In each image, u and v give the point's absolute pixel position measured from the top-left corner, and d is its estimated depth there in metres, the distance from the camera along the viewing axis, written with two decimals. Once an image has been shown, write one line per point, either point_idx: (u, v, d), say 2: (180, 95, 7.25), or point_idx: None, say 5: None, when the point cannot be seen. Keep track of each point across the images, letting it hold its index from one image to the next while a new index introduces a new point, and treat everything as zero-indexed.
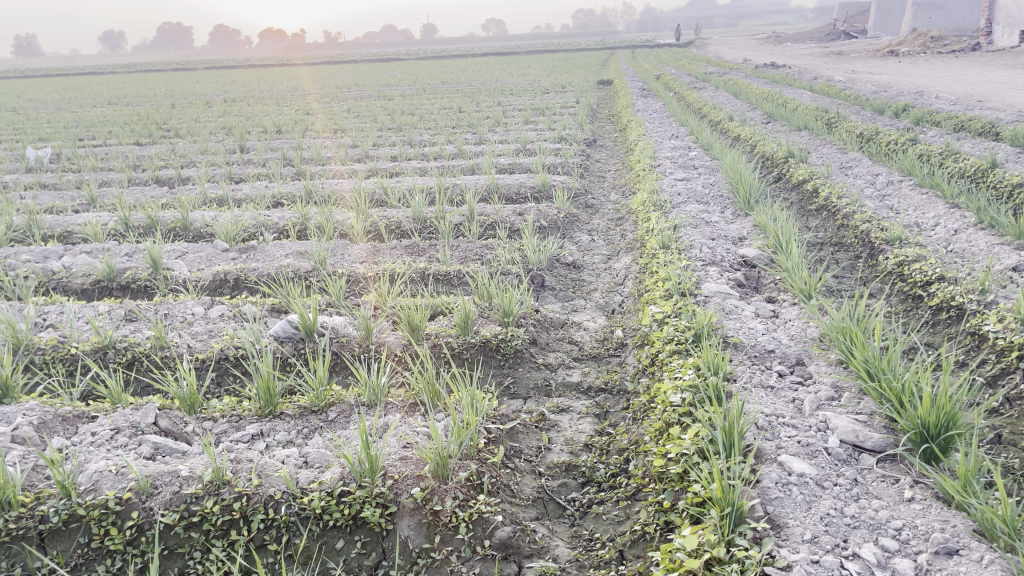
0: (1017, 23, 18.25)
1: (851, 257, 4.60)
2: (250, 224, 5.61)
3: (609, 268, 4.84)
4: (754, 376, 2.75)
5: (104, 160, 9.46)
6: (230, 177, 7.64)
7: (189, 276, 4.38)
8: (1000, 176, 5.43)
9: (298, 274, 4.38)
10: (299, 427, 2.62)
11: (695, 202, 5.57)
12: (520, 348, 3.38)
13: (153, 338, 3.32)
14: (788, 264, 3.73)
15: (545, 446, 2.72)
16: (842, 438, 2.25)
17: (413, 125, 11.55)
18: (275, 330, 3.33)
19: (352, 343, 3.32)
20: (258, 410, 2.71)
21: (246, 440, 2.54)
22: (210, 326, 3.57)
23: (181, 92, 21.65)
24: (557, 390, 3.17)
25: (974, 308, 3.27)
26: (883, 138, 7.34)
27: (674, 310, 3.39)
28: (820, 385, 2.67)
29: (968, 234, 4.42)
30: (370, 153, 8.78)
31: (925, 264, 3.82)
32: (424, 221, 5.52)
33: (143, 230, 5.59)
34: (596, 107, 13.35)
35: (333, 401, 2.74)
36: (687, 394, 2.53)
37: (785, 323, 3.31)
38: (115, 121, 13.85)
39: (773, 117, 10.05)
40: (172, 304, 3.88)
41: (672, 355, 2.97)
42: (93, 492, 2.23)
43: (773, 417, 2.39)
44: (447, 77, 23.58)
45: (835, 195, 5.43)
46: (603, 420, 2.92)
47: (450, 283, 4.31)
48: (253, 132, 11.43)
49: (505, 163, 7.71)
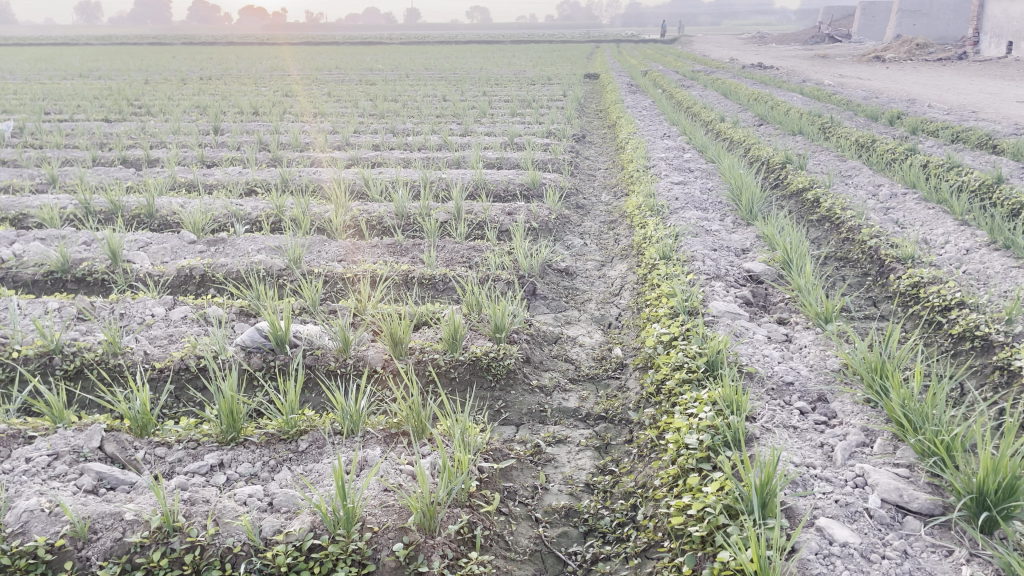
0: (1005, 35, 18.18)
1: (858, 274, 4.36)
2: (221, 212, 5.24)
3: (603, 276, 4.56)
4: (775, 415, 2.48)
5: (70, 136, 9.01)
6: (202, 160, 7.26)
7: (151, 271, 4.03)
8: (1007, 193, 5.19)
9: (270, 272, 4.04)
10: (265, 458, 2.30)
11: (693, 208, 5.30)
12: (513, 368, 3.08)
13: (106, 342, 2.98)
14: (800, 283, 3.47)
15: (542, 486, 2.44)
16: (884, 497, 1.99)
17: (395, 113, 11.19)
18: (241, 339, 3.01)
19: (327, 356, 3.00)
20: (218, 435, 2.39)
21: (203, 473, 2.22)
22: (171, 330, 3.24)
23: (155, 67, 21.15)
24: (553, 418, 2.89)
25: (1002, 340, 3.01)
26: (882, 146, 7.12)
27: (681, 332, 3.11)
28: (848, 428, 2.40)
29: (981, 254, 4.16)
30: (351, 141, 8.44)
31: (944, 287, 3.58)
32: (408, 217, 5.20)
33: (105, 216, 5.20)
34: (583, 102, 13.06)
35: (304, 428, 2.43)
36: (705, 436, 2.28)
37: (801, 351, 3.05)
38: (84, 95, 13.32)
39: (765, 119, 9.81)
40: (129, 302, 3.54)
41: (682, 384, 2.71)
42: (20, 536, 1.90)
43: (805, 469, 2.13)
44: (431, 64, 23.16)
45: (839, 206, 5.18)
46: (604, 455, 2.65)
47: (434, 287, 4.01)
48: (230, 113, 11.02)
49: (492, 157, 7.41)
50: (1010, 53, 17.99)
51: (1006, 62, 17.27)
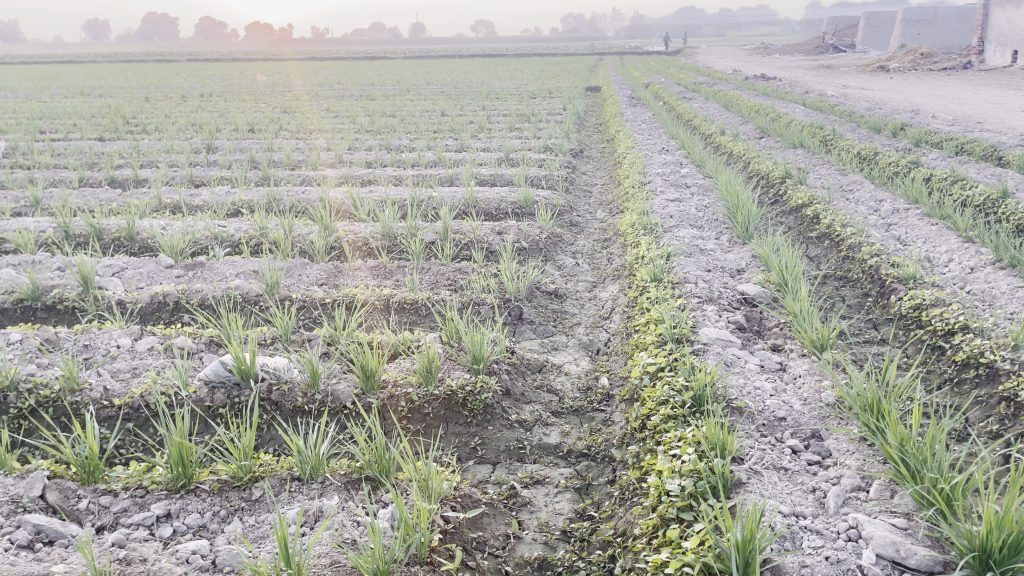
0: (1010, 44, 17.98)
1: (858, 295, 4.19)
2: (203, 234, 5.10)
3: (594, 298, 4.41)
4: (765, 455, 2.32)
5: (62, 156, 8.91)
6: (191, 180, 7.15)
7: (124, 298, 3.89)
8: (1013, 208, 5.02)
9: (245, 299, 3.90)
10: (215, 507, 2.15)
11: (688, 226, 5.15)
12: (491, 403, 2.92)
13: (63, 378, 2.84)
14: (795, 308, 3.30)
15: (514, 535, 2.28)
16: (879, 552, 1.82)
17: (392, 130, 11.11)
18: (204, 374, 2.85)
19: (294, 391, 2.85)
20: (168, 482, 2.24)
21: (148, 525, 2.07)
22: (135, 363, 3.09)
23: (159, 84, 21.23)
24: (532, 455, 2.73)
25: (1008, 367, 2.83)
26: (884, 159, 6.96)
27: (668, 363, 2.95)
28: (843, 470, 2.23)
29: (986, 273, 3.97)
30: (344, 158, 8.32)
31: (946, 309, 3.41)
32: (394, 238, 5.06)
33: (84, 239, 5.07)
34: (583, 116, 12.93)
35: (259, 474, 2.28)
36: (687, 482, 2.13)
37: (796, 382, 2.88)
38: (82, 114, 13.25)
39: (766, 131, 9.65)
40: (95, 333, 3.38)
41: (667, 421, 2.55)
42: None
43: (793, 520, 1.97)
44: (434, 78, 23.13)
45: (839, 222, 5.02)
46: (584, 497, 2.49)
47: (416, 313, 3.86)
48: (225, 130, 10.93)
49: (486, 175, 7.27)
50: (1015, 62, 17.81)
51: (1011, 71, 17.09)
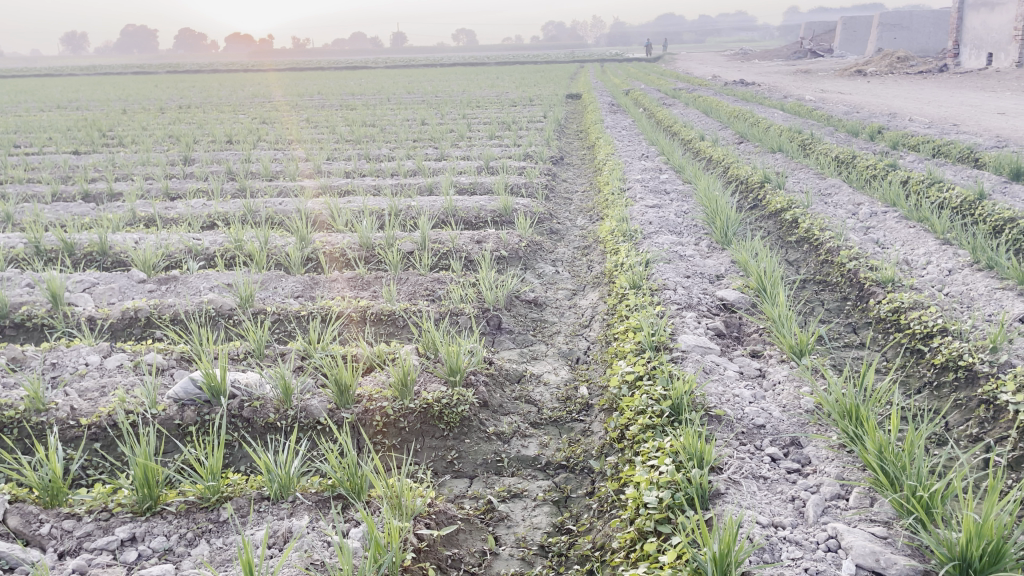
0: (985, 47, 18.18)
1: (837, 299, 4.17)
2: (177, 247, 5.02)
3: (573, 306, 4.37)
4: (744, 464, 2.29)
5: (35, 170, 8.79)
6: (167, 193, 7.06)
7: (94, 314, 3.82)
8: (990, 210, 5.03)
9: (219, 313, 3.84)
10: (182, 530, 2.09)
11: (667, 232, 5.13)
12: (468, 415, 2.88)
13: (28, 398, 2.77)
14: (773, 313, 3.28)
15: (491, 551, 2.23)
16: (858, 562, 1.78)
17: (371, 138, 11.05)
18: (174, 392, 2.79)
19: (266, 408, 2.79)
20: (134, 505, 2.18)
21: (112, 548, 2.00)
22: (104, 380, 3.02)
23: (137, 95, 21.13)
24: (510, 468, 2.69)
25: (986, 371, 2.81)
26: (862, 163, 6.99)
27: (647, 372, 2.92)
28: (822, 478, 2.20)
29: (964, 275, 3.95)
30: (323, 168, 8.25)
31: (925, 312, 3.40)
32: (371, 248, 5.00)
33: (55, 254, 4.97)
34: (563, 123, 12.93)
35: (227, 494, 2.23)
36: (665, 493, 2.10)
37: (775, 388, 2.85)
38: (59, 127, 13.09)
39: (745, 136, 9.67)
40: (64, 350, 3.31)
41: (646, 431, 2.51)
42: None
43: (771, 531, 1.94)
44: (414, 87, 23.12)
45: (817, 226, 5.01)
46: (562, 510, 2.44)
47: (393, 324, 3.82)
48: (203, 141, 10.83)
49: (465, 184, 7.22)
50: (990, 65, 18.00)
51: (986, 74, 17.27)
